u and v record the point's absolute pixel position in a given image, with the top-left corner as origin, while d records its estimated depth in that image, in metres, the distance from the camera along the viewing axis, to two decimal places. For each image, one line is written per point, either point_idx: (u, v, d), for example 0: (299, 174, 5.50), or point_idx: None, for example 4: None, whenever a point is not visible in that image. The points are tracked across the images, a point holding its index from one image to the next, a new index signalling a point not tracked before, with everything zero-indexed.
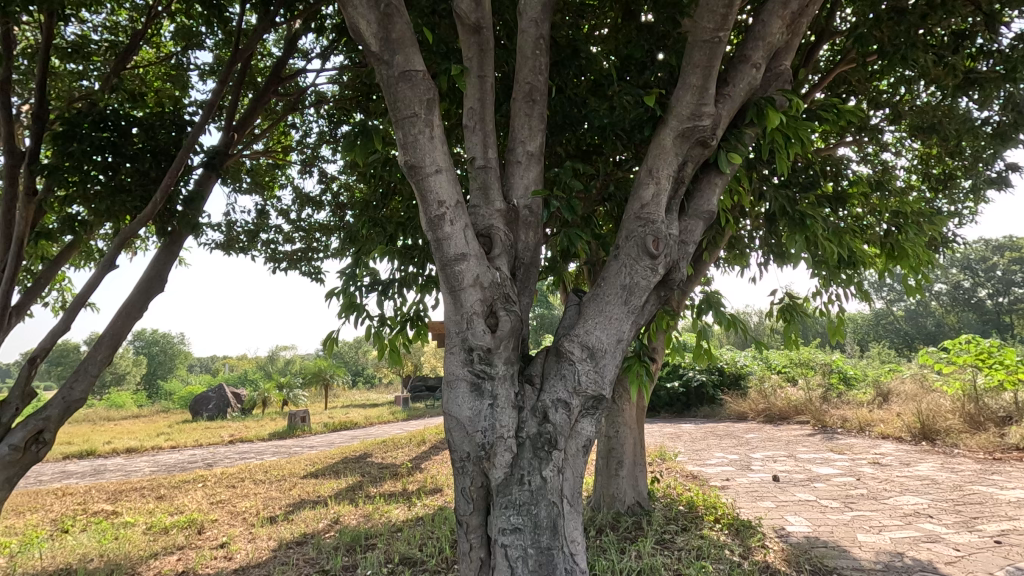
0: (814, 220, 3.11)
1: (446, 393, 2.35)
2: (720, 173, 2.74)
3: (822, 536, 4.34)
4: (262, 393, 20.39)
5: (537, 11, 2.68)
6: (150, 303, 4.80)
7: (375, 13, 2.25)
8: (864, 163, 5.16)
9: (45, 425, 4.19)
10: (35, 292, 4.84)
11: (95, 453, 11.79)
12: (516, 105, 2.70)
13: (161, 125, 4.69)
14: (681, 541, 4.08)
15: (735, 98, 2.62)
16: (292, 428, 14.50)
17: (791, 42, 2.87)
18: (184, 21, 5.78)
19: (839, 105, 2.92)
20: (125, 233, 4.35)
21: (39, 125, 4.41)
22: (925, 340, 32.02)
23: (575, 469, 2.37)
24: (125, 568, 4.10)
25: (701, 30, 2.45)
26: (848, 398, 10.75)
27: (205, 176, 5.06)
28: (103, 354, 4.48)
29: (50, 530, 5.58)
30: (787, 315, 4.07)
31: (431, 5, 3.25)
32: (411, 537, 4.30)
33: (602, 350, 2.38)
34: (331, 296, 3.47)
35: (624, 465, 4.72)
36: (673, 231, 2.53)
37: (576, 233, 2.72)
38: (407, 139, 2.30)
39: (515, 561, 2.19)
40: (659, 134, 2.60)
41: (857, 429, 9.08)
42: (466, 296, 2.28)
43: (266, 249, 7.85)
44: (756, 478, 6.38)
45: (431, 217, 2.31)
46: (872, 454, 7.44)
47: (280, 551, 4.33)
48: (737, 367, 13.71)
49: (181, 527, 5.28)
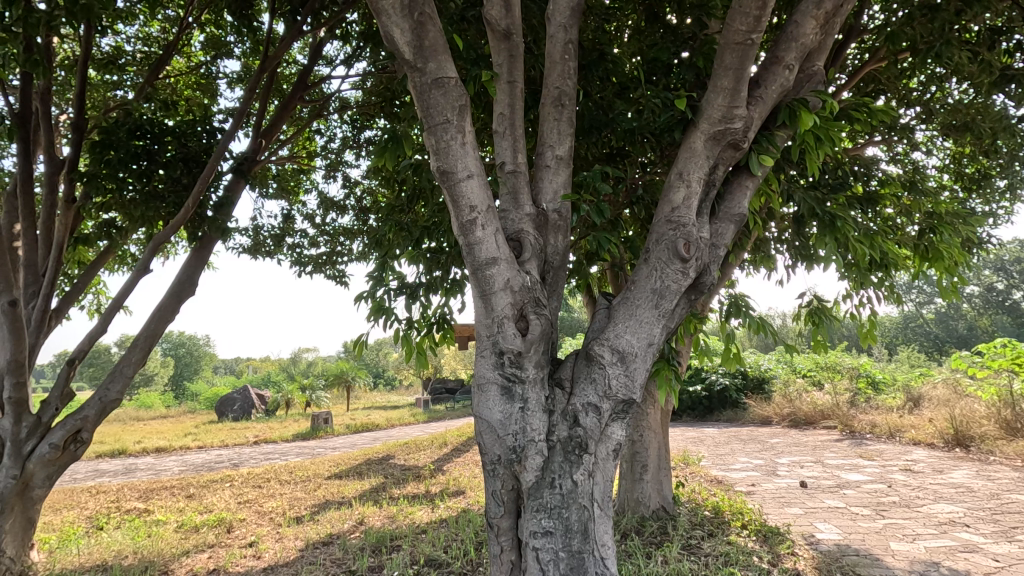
0: (845, 221, 3.06)
1: (477, 396, 2.36)
2: (752, 175, 2.72)
3: (854, 543, 4.27)
4: (285, 394, 20.76)
5: (566, 16, 2.69)
6: (182, 305, 4.93)
7: (409, 21, 2.27)
8: (893, 162, 5.07)
9: (83, 424, 4.30)
10: (73, 297, 4.99)
11: (127, 451, 12.15)
12: (545, 111, 2.72)
13: (191, 132, 4.81)
14: (707, 546, 4.03)
15: (767, 100, 2.59)
16: (314, 429, 14.72)
17: (824, 43, 2.83)
18: (214, 32, 5.96)
19: (872, 105, 2.86)
20: (158, 238, 4.47)
21: (78, 134, 4.57)
22: (956, 344, 31.09)
23: (606, 473, 2.36)
24: (160, 565, 4.21)
25: (733, 32, 2.43)
26: (878, 403, 10.50)
27: (234, 181, 5.19)
28: (138, 356, 4.60)
29: (86, 527, 5.74)
30: (815, 318, 4.01)
31: (460, 12, 3.29)
32: (435, 539, 4.33)
33: (632, 354, 2.38)
34: (359, 300, 3.52)
35: (648, 469, 4.69)
36: (704, 233, 2.52)
37: (605, 236, 2.70)
38: (439, 145, 2.33)
39: (546, 564, 2.19)
40: (690, 137, 2.60)
41: (887, 434, 8.88)
42: (497, 300, 2.30)
43: (291, 253, 7.99)
44: (783, 484, 6.27)
45: (463, 222, 2.33)
46: (903, 460, 7.26)
47: (307, 551, 4.40)
48: (761, 371, 13.51)
49: (212, 526, 5.41)
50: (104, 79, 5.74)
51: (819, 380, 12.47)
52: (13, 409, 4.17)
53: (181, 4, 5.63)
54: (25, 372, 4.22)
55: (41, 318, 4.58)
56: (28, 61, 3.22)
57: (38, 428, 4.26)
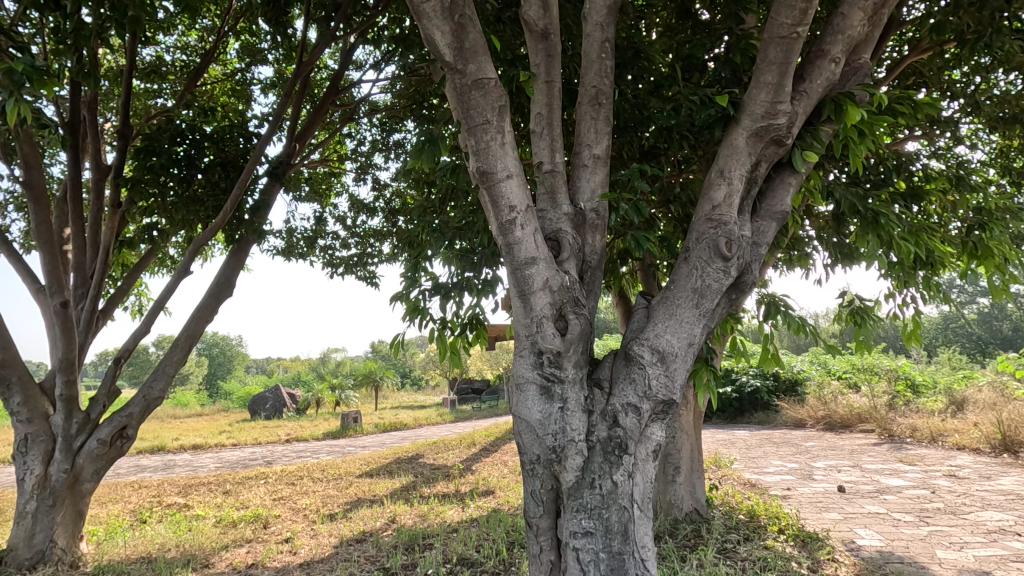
0: (889, 217, 2.96)
1: (516, 395, 2.36)
2: (795, 172, 2.66)
3: (897, 550, 4.14)
4: (315, 394, 21.16)
5: (603, 14, 2.68)
6: (221, 306, 5.07)
7: (449, 23, 2.29)
8: (935, 157, 4.91)
9: (129, 421, 4.44)
10: (118, 298, 5.16)
11: (166, 448, 12.54)
12: (581, 110, 2.71)
13: (228, 137, 4.90)
14: (743, 551, 3.96)
15: (812, 95, 2.53)
16: (344, 428, 14.94)
17: (871, 35, 2.76)
18: (249, 39, 6.09)
19: (917, 98, 2.78)
20: (197, 241, 4.59)
21: (123, 142, 4.71)
22: (1001, 346, 29.86)
23: (646, 473, 2.34)
24: (201, 558, 4.33)
25: (778, 26, 2.39)
26: (918, 406, 10.17)
27: (270, 185, 5.32)
28: (179, 354, 4.74)
29: (130, 521, 5.94)
30: (857, 318, 3.88)
31: (496, 14, 3.33)
32: (467, 539, 4.33)
33: (673, 354, 2.35)
34: (394, 300, 3.57)
35: (681, 471, 4.64)
36: (746, 231, 2.47)
37: (644, 236, 2.66)
38: (479, 146, 2.34)
39: (587, 565, 2.18)
40: (731, 133, 2.55)
41: (929, 439, 8.59)
42: (536, 300, 2.30)
43: (324, 254, 8.12)
44: (820, 488, 6.12)
45: (502, 221, 2.33)
46: (947, 465, 7.02)
47: (342, 548, 4.48)
48: (794, 372, 13.21)
49: (248, 521, 5.54)
50: (145, 87, 5.93)
51: (856, 382, 12.13)
52: (64, 405, 4.33)
53: (217, 14, 5.78)
54: (75, 370, 4.39)
55: (89, 319, 4.74)
56: (82, 73, 3.34)
57: (87, 424, 4.41)
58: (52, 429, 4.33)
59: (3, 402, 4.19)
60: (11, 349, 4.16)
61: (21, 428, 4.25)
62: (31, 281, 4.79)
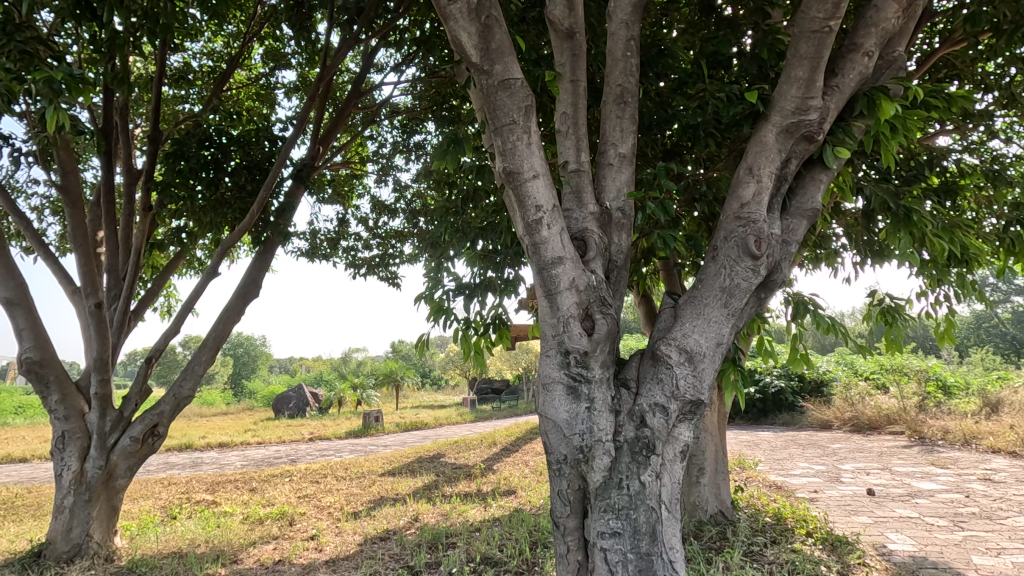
0: (922, 214, 2.88)
1: (542, 395, 2.35)
2: (826, 168, 2.62)
3: (930, 556, 4.04)
4: (338, 393, 21.43)
5: (628, 13, 2.68)
6: (247, 307, 5.16)
7: (476, 25, 2.31)
8: (968, 152, 4.76)
9: (160, 419, 4.55)
10: (149, 299, 5.28)
11: (193, 446, 12.81)
12: (607, 108, 2.70)
13: (255, 140, 4.99)
14: (771, 554, 3.90)
15: (844, 90, 2.48)
16: (366, 428, 15.08)
17: (906, 27, 2.70)
18: (273, 44, 6.18)
19: (952, 91, 2.71)
20: (225, 243, 4.68)
21: (153, 146, 4.81)
22: None
23: (673, 474, 2.32)
24: (230, 554, 4.42)
25: (809, 20, 2.35)
26: (950, 408, 9.89)
27: (295, 187, 5.40)
28: (208, 354, 4.85)
29: (161, 516, 6.09)
30: (887, 317, 3.79)
31: (520, 14, 3.34)
32: (490, 538, 4.34)
33: (701, 354, 2.33)
34: (419, 301, 3.61)
35: (705, 472, 4.60)
36: (775, 230, 2.44)
37: (671, 234, 2.61)
38: (506, 146, 2.35)
39: (615, 565, 2.17)
40: (760, 130, 2.52)
41: (962, 441, 8.35)
42: (563, 300, 2.30)
43: (346, 256, 8.21)
44: (849, 491, 6.00)
45: (529, 221, 2.33)
46: (982, 469, 6.81)
47: (367, 545, 4.53)
48: (819, 373, 12.96)
49: (275, 518, 5.63)
50: (173, 93, 6.06)
51: (884, 383, 11.85)
52: (99, 403, 4.45)
53: (242, 20, 5.87)
54: (109, 369, 4.50)
55: (122, 320, 4.86)
56: (116, 79, 3.41)
57: (120, 422, 4.52)
58: (87, 426, 4.45)
59: (42, 400, 4.33)
60: (48, 349, 4.34)
61: (58, 425, 4.38)
62: (67, 282, 4.93)
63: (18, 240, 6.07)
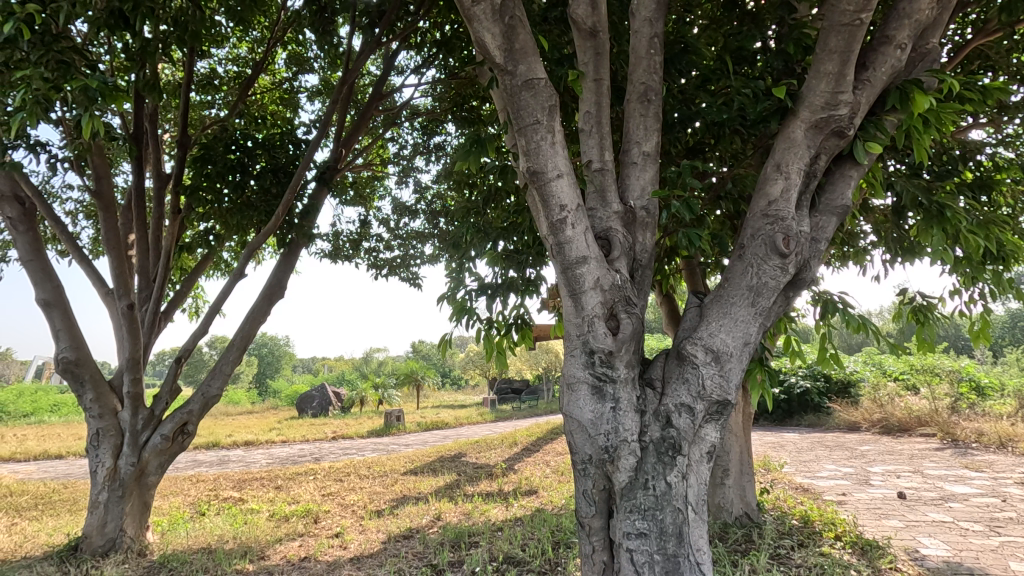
0: (956, 210, 2.81)
1: (567, 394, 2.35)
2: (856, 164, 2.56)
3: (966, 561, 3.93)
4: (359, 393, 21.66)
5: (651, 10, 2.66)
6: (273, 308, 5.25)
7: (500, 25, 2.31)
8: (1003, 145, 4.61)
9: (189, 417, 4.65)
10: (178, 300, 5.40)
11: (220, 444, 13.05)
12: (630, 107, 2.69)
13: (279, 143, 5.07)
14: (798, 557, 3.83)
15: (875, 84, 2.43)
16: (388, 428, 15.21)
17: (940, 18, 2.63)
18: (296, 49, 6.27)
19: (989, 83, 2.63)
20: (251, 245, 4.76)
21: (182, 150, 4.92)
22: None
23: (700, 475, 2.29)
24: (256, 550, 4.49)
25: (839, 14, 2.30)
26: (984, 410, 9.60)
27: (318, 190, 5.47)
28: (234, 354, 4.95)
29: (190, 513, 6.23)
30: (919, 316, 3.69)
31: (542, 14, 3.33)
32: (512, 538, 4.34)
33: (727, 354, 2.30)
34: (441, 301, 3.64)
35: (730, 474, 4.55)
36: (804, 227, 2.40)
37: (696, 233, 2.58)
38: (529, 146, 2.35)
39: (641, 566, 2.15)
40: (788, 127, 2.47)
41: (997, 444, 8.10)
42: (588, 299, 2.29)
43: (368, 257, 8.29)
44: (878, 494, 5.86)
45: (553, 220, 2.33)
46: (1019, 473, 6.59)
47: (390, 543, 4.57)
48: (846, 374, 12.69)
49: (300, 516, 5.71)
50: (199, 98, 6.20)
51: (914, 384, 11.55)
52: (131, 402, 4.57)
53: (265, 25, 5.97)
54: (141, 369, 4.63)
55: (152, 321, 4.99)
56: (146, 85, 3.41)
57: (152, 420, 4.64)
58: (120, 424, 4.58)
59: (77, 398, 4.45)
60: (83, 349, 4.47)
61: (93, 423, 4.50)
62: (100, 285, 5.08)
63: (54, 244, 6.28)
